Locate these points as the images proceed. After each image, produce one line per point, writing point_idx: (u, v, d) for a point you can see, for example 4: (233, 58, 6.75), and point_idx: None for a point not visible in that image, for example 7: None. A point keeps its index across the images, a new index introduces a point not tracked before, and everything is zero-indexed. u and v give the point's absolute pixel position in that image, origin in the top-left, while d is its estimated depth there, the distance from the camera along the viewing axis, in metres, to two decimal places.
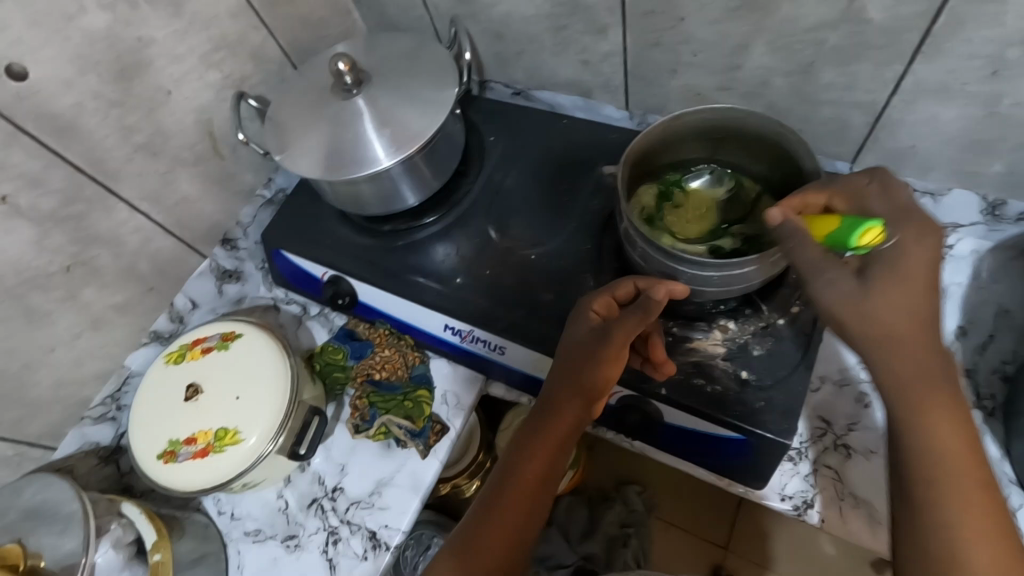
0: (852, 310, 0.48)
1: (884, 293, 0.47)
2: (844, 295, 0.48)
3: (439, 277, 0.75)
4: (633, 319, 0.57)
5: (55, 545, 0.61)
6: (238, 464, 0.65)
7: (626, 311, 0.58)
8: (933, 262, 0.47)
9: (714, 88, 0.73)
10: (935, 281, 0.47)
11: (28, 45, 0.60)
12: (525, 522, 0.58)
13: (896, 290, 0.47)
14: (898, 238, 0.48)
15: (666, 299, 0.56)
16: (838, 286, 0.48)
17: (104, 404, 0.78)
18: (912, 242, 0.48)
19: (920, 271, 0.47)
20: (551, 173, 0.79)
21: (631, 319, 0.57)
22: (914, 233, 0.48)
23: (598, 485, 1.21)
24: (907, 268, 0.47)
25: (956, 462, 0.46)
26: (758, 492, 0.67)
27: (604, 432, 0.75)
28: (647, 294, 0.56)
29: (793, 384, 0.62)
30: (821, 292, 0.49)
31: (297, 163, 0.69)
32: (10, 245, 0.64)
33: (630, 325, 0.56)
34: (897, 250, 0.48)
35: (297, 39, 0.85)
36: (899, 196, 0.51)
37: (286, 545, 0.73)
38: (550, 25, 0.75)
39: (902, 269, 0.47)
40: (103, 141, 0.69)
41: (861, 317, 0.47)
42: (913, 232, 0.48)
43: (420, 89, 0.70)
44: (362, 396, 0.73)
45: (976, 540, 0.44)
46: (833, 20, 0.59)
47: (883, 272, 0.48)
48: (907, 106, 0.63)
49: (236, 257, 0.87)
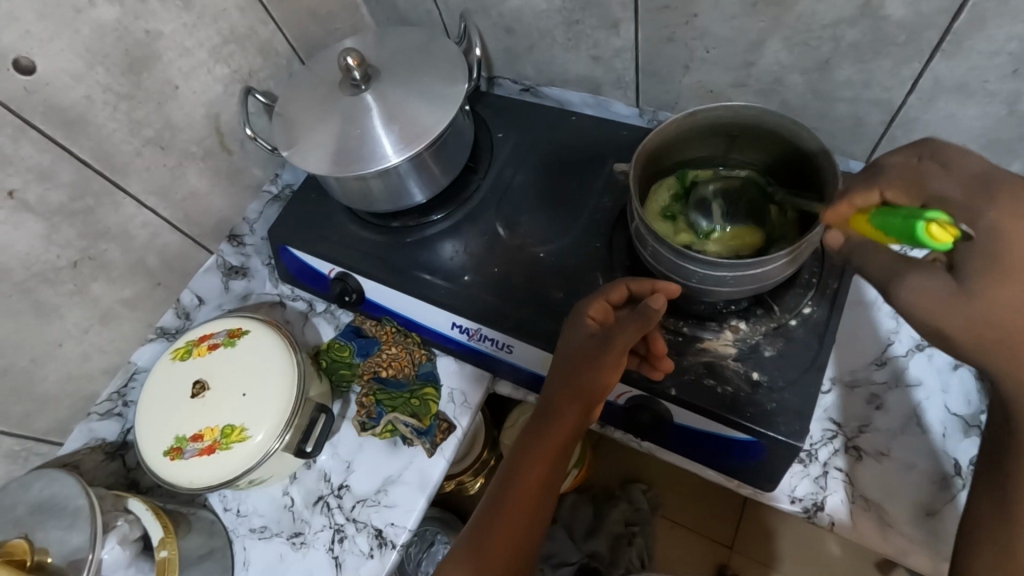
0: (951, 320, 0.41)
1: (1000, 297, 0.40)
2: (950, 307, 0.41)
3: (447, 274, 0.74)
4: (628, 326, 0.54)
5: (62, 540, 0.60)
6: (244, 461, 0.65)
7: (625, 318, 0.55)
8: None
9: (727, 85, 0.72)
10: None
11: (37, 38, 0.59)
12: (529, 525, 0.58)
13: (1012, 291, 0.40)
14: (994, 221, 0.41)
15: (663, 308, 0.53)
16: (933, 294, 0.42)
17: (111, 399, 0.78)
18: (1014, 223, 0.40)
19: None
20: (561, 170, 0.79)
21: (626, 327, 0.54)
22: (1020, 213, 0.40)
23: (603, 483, 1.20)
24: (1013, 258, 0.40)
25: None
26: (767, 493, 0.66)
27: (611, 432, 0.74)
28: (647, 303, 0.53)
29: (806, 385, 0.61)
30: (910, 302, 0.42)
31: (305, 158, 0.68)
32: (18, 239, 0.64)
33: (626, 331, 0.55)
34: (994, 238, 0.41)
35: (306, 34, 0.84)
36: (969, 164, 0.44)
37: (292, 543, 0.72)
38: (562, 20, 0.74)
39: (1009, 263, 0.40)
40: (111, 136, 0.68)
41: (973, 326, 0.41)
42: (1012, 211, 0.41)
43: (430, 85, 0.70)
44: (369, 394, 0.72)
45: None
46: (851, 16, 0.58)
47: (992, 274, 0.40)
48: (925, 104, 0.63)
49: (243, 253, 0.87)
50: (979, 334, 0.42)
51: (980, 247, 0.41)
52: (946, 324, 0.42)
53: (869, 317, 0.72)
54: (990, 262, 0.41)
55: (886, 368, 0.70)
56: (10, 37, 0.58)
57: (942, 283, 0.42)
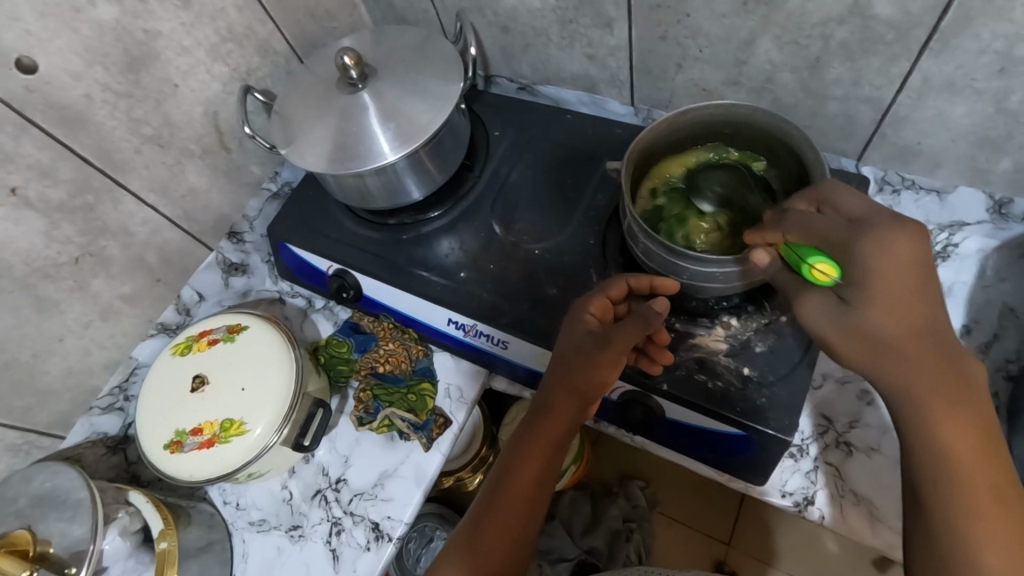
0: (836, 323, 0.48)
1: (869, 313, 0.46)
2: (834, 323, 0.48)
3: (443, 271, 0.75)
4: (633, 326, 0.56)
5: (63, 531, 0.61)
6: (243, 455, 0.66)
7: (625, 319, 0.57)
8: (907, 259, 0.45)
9: (721, 84, 0.72)
10: (911, 280, 0.45)
11: (38, 37, 0.60)
12: (524, 519, 0.59)
13: (878, 305, 0.45)
14: (862, 247, 0.46)
15: (664, 311, 0.56)
16: (820, 305, 0.49)
17: (112, 394, 0.79)
18: (878, 248, 0.46)
19: (892, 274, 0.45)
20: (556, 167, 0.79)
21: (630, 327, 0.56)
22: (882, 238, 0.46)
23: (602, 480, 1.21)
24: (875, 274, 0.46)
25: (980, 478, 0.44)
26: (758, 487, 0.67)
27: (606, 427, 0.75)
28: (652, 306, 0.56)
29: (796, 380, 0.62)
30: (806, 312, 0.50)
31: (303, 157, 0.69)
32: (20, 235, 0.65)
33: (630, 332, 0.56)
34: (867, 260, 0.46)
35: (304, 33, 0.85)
36: (845, 202, 0.50)
37: (291, 536, 0.74)
38: (556, 19, 0.75)
39: (876, 278, 0.45)
40: (112, 133, 0.69)
41: (851, 335, 0.47)
42: (877, 238, 0.46)
43: (426, 84, 0.71)
44: (366, 389, 0.73)
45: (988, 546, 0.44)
46: (840, 14, 0.59)
47: (860, 292, 0.46)
48: (914, 102, 0.63)
49: (243, 250, 0.88)
50: (858, 345, 0.47)
51: (852, 272, 0.47)
52: (831, 337, 0.48)
53: None
54: (859, 283, 0.46)
55: None
56: (12, 36, 0.59)
57: (825, 301, 0.48)
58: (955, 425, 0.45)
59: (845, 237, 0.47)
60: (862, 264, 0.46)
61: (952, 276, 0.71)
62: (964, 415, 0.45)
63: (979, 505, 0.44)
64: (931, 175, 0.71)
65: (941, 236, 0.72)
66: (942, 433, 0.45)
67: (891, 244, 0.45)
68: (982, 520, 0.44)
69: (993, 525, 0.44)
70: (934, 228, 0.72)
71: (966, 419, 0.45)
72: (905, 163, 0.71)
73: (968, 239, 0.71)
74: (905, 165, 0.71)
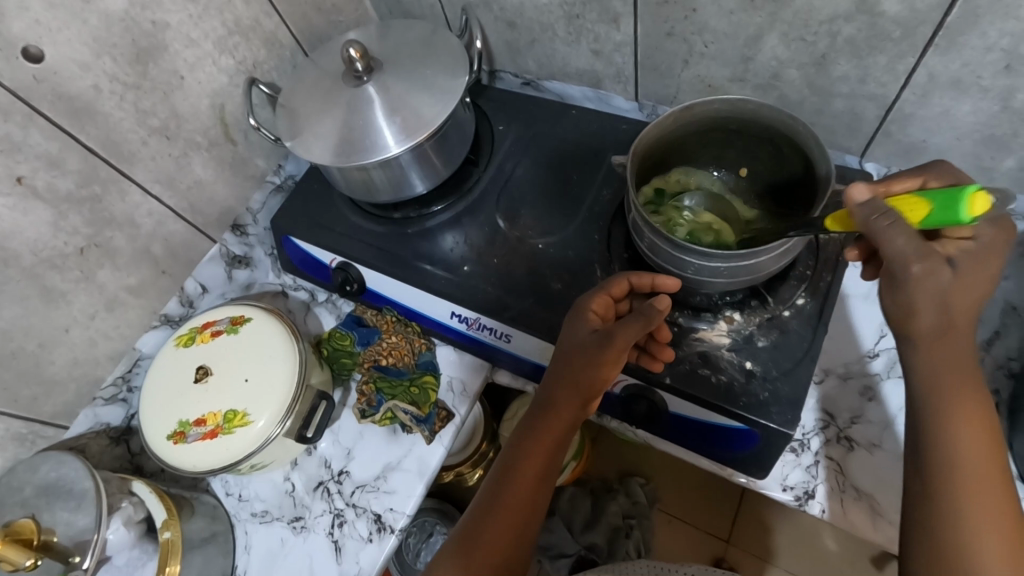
0: (932, 297, 0.46)
1: (952, 303, 0.46)
2: (936, 295, 0.45)
3: (448, 264, 0.75)
4: (634, 324, 0.56)
5: (68, 521, 0.62)
6: (246, 446, 0.66)
7: (627, 317, 0.57)
8: (993, 270, 0.47)
9: (727, 80, 0.73)
10: (987, 290, 0.47)
11: (47, 27, 0.60)
12: (529, 512, 0.59)
13: (960, 288, 0.46)
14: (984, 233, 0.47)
15: (667, 308, 0.55)
16: (931, 276, 0.45)
17: (115, 384, 0.80)
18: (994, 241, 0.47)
19: (978, 280, 0.47)
20: (562, 162, 0.80)
21: (633, 325, 0.56)
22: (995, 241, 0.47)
23: (601, 475, 1.22)
24: (973, 272, 0.46)
25: (989, 468, 0.47)
26: (759, 482, 0.68)
27: (608, 421, 0.76)
28: (652, 302, 0.55)
29: (799, 375, 0.62)
30: (916, 278, 0.45)
31: (309, 148, 0.69)
32: (27, 225, 0.65)
33: (632, 330, 0.56)
34: (981, 250, 0.46)
35: (309, 26, 0.85)
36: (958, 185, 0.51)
37: (293, 527, 0.74)
38: (562, 14, 0.75)
39: (970, 273, 0.46)
40: (119, 124, 0.69)
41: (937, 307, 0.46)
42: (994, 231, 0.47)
43: (432, 77, 0.71)
44: (369, 382, 0.74)
45: (987, 541, 0.46)
46: (847, 12, 0.59)
47: (961, 271, 0.46)
48: (920, 99, 0.63)
49: (246, 243, 0.88)
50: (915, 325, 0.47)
51: (973, 248, 0.46)
52: (919, 304, 0.46)
53: (861, 315, 0.73)
54: (971, 261, 0.46)
55: (879, 362, 0.70)
56: (21, 25, 0.59)
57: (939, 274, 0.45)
58: (970, 418, 0.48)
59: None
60: (984, 252, 0.47)
61: None
62: (978, 410, 0.48)
63: (986, 505, 0.47)
64: None
65: None
66: (957, 421, 0.48)
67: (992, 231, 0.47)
68: (985, 512, 0.47)
69: (995, 515, 0.47)
70: None
71: (979, 414, 0.48)
72: (910, 160, 0.71)
73: None
74: (910, 163, 0.72)
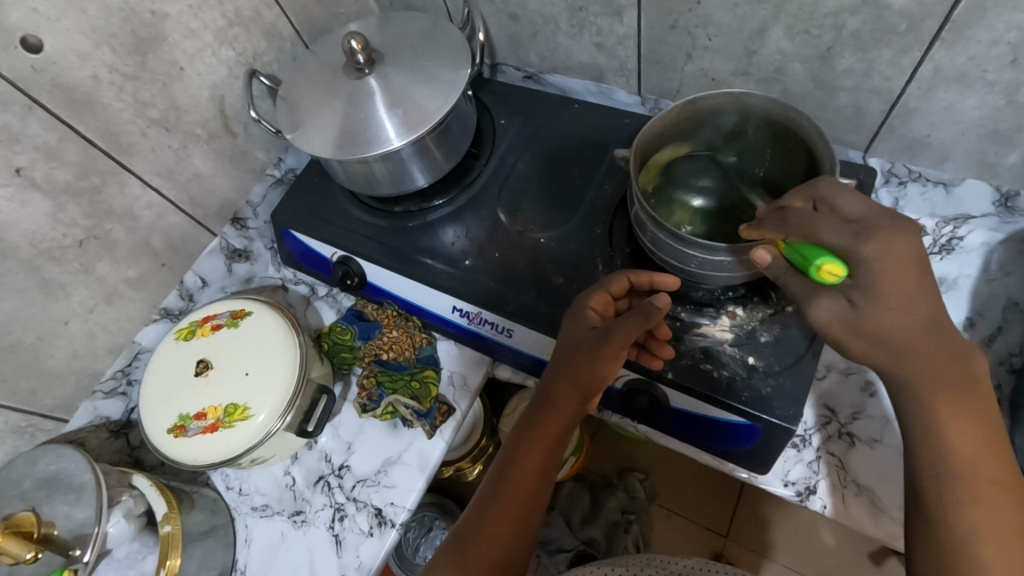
0: (848, 329, 0.48)
1: (882, 317, 0.46)
2: (846, 323, 0.47)
3: (448, 258, 0.75)
4: (633, 322, 0.56)
5: (68, 514, 0.61)
6: (245, 441, 0.66)
7: (627, 315, 0.57)
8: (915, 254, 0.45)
9: (730, 73, 0.72)
10: (922, 274, 0.45)
11: (45, 16, 0.60)
12: (529, 507, 0.59)
13: (891, 309, 0.46)
14: (867, 255, 0.45)
15: (666, 306, 0.55)
16: (833, 311, 0.48)
17: (115, 377, 0.79)
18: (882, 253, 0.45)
19: (902, 267, 0.45)
20: (564, 156, 0.79)
21: (631, 322, 0.56)
22: (888, 240, 0.45)
23: (601, 471, 1.21)
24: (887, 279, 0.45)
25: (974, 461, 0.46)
26: (760, 477, 0.68)
27: (609, 416, 0.75)
28: (651, 301, 0.55)
29: (802, 370, 0.62)
30: (817, 318, 0.49)
31: (310, 140, 0.69)
32: (25, 217, 0.65)
33: (630, 327, 0.56)
34: (870, 268, 0.45)
35: (310, 17, 0.84)
36: (848, 204, 0.47)
37: (294, 521, 0.74)
38: (566, 6, 0.74)
39: (888, 288, 0.45)
40: (118, 116, 0.69)
41: (861, 339, 0.47)
42: (882, 240, 0.45)
43: (434, 69, 0.70)
44: (370, 376, 0.73)
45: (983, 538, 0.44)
46: (853, 5, 0.58)
47: (871, 297, 0.46)
48: (924, 94, 0.63)
49: (246, 236, 0.87)
50: (870, 346, 0.47)
51: (859, 277, 0.46)
52: (838, 333, 0.48)
53: None
54: (872, 281, 0.45)
55: None
56: (19, 14, 0.58)
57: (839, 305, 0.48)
58: (964, 423, 0.46)
59: (847, 240, 0.46)
60: (868, 268, 0.45)
61: (957, 269, 0.71)
62: (972, 410, 0.46)
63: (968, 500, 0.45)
64: (938, 168, 0.71)
65: (947, 228, 0.73)
66: (951, 435, 0.46)
67: (893, 249, 0.45)
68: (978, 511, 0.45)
69: (990, 514, 0.44)
70: (938, 221, 0.73)
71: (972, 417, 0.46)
72: (913, 157, 0.72)
73: (973, 233, 0.72)
74: (912, 159, 0.72)
